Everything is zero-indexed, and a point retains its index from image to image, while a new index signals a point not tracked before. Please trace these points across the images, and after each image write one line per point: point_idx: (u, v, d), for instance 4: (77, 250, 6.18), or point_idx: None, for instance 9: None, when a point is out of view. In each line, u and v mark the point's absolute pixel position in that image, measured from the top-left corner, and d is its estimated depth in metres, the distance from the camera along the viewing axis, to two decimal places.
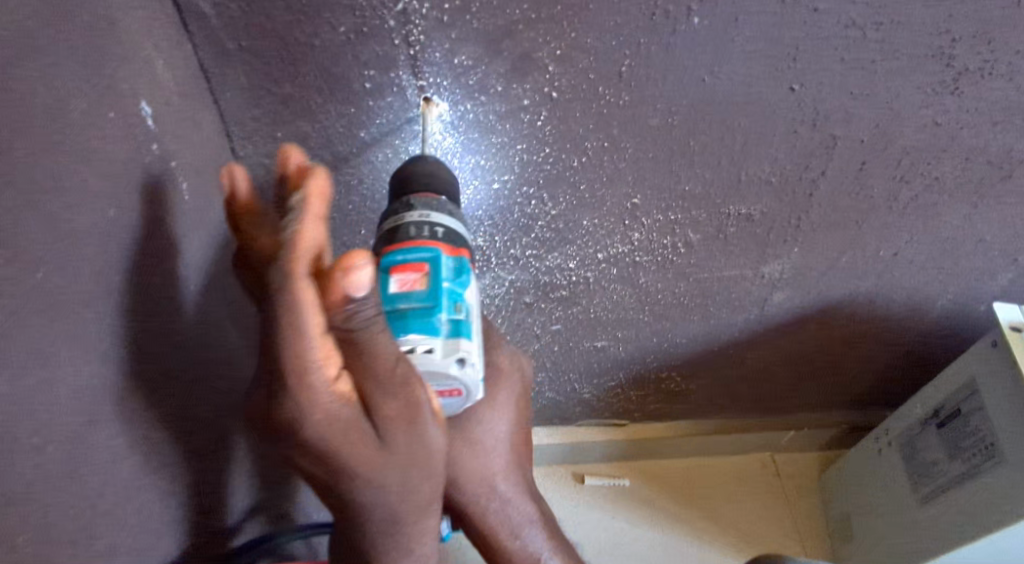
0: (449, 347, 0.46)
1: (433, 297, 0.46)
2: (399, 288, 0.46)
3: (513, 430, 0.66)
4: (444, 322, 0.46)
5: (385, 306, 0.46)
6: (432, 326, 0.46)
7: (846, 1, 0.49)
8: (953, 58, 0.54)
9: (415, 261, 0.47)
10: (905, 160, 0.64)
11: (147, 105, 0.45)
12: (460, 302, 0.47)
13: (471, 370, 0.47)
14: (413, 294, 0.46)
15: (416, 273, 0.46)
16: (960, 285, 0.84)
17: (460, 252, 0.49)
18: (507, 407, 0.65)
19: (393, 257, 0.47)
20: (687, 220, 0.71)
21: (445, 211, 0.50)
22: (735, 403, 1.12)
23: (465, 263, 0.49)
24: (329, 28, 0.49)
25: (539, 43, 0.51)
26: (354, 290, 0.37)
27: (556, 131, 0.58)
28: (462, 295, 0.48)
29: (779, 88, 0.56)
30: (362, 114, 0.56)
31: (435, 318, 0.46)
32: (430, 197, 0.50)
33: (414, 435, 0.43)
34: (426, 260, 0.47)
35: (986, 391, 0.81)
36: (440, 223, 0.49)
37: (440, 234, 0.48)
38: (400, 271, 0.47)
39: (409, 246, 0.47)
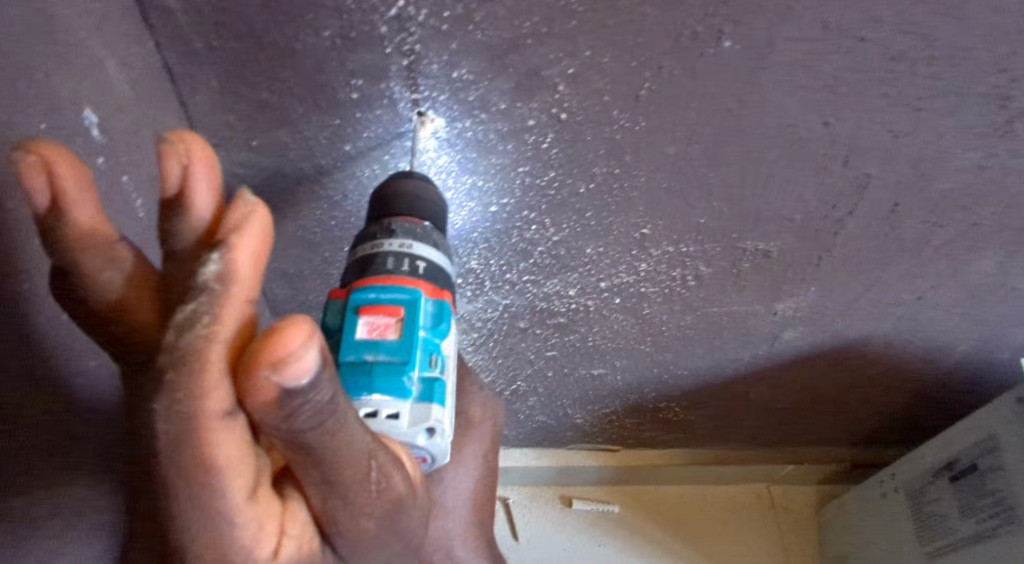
0: (418, 412, 0.38)
1: (404, 350, 0.39)
2: (366, 334, 0.39)
3: (479, 489, 0.58)
4: (414, 382, 0.38)
5: (347, 357, 0.39)
6: (399, 387, 0.38)
7: (898, 32, 0.43)
8: (1009, 99, 0.48)
9: (389, 302, 0.40)
10: (942, 203, 0.59)
11: (92, 112, 0.39)
12: (436, 355, 0.40)
13: (442, 440, 0.39)
14: (382, 343, 0.39)
15: (389, 318, 0.39)
16: (985, 332, 0.79)
17: (442, 294, 0.42)
18: (474, 463, 0.58)
19: (364, 295, 0.40)
20: (699, 253, 0.65)
21: (431, 241, 0.43)
22: (734, 435, 1.07)
23: (446, 307, 0.42)
24: (312, 32, 0.43)
25: (550, 60, 0.45)
26: (290, 381, 0.24)
27: (562, 155, 0.53)
28: (440, 346, 0.41)
29: (813, 121, 0.50)
30: (347, 126, 0.50)
31: (405, 377, 0.38)
32: (414, 223, 0.43)
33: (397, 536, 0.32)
34: (401, 303, 0.40)
35: (1009, 448, 0.75)
36: (421, 255, 0.42)
37: (421, 270, 0.41)
38: (370, 312, 0.39)
39: (384, 284, 0.40)
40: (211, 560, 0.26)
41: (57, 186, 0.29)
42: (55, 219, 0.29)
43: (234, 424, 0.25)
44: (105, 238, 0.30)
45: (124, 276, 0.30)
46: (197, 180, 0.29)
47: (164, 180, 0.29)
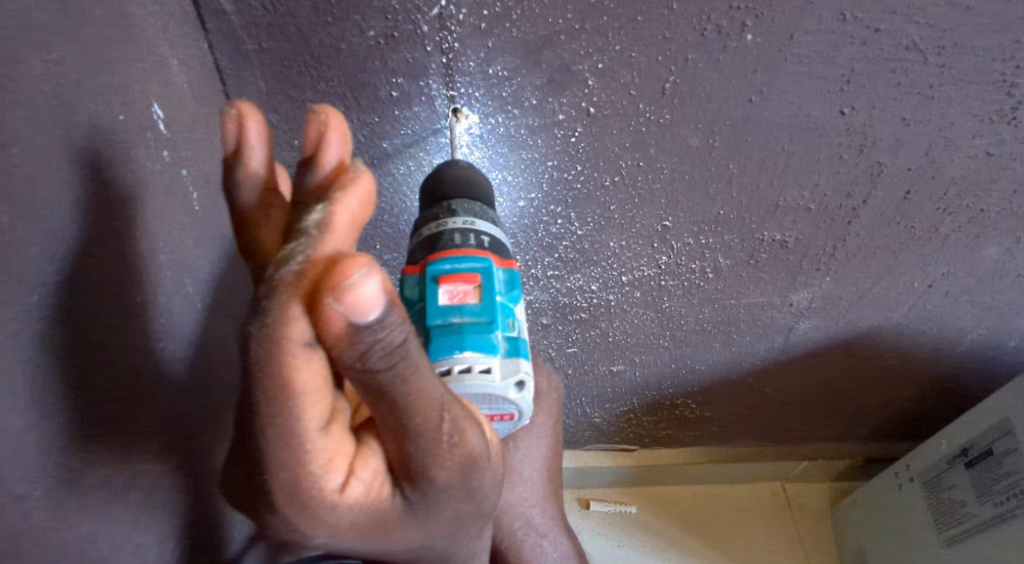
0: (507, 367, 0.41)
1: (487, 312, 0.42)
2: (449, 300, 0.42)
3: (550, 456, 0.63)
4: (501, 339, 0.42)
5: (434, 321, 0.41)
6: (489, 343, 0.41)
7: (909, 22, 0.46)
8: (1014, 86, 0.51)
9: (466, 270, 0.42)
10: (951, 190, 0.61)
11: (158, 107, 0.41)
12: (512, 317, 0.43)
13: (528, 395, 0.42)
14: (465, 307, 0.42)
15: (468, 285, 0.42)
16: (994, 319, 0.81)
17: (509, 263, 0.45)
18: (544, 431, 0.61)
19: (440, 265, 0.42)
20: (719, 245, 0.67)
21: (489, 219, 0.46)
22: (748, 431, 1.09)
23: (516, 275, 0.44)
24: (357, 32, 0.46)
25: (581, 55, 0.47)
26: (358, 317, 0.28)
27: (590, 148, 0.55)
28: (514, 311, 0.44)
29: (828, 111, 0.53)
30: (386, 124, 0.52)
31: (492, 334, 0.41)
32: (470, 203, 0.46)
33: (463, 490, 0.34)
34: (477, 271, 0.42)
35: (1023, 432, 0.76)
36: (485, 231, 0.45)
37: (487, 244, 0.44)
38: (449, 280, 0.42)
39: (458, 255, 0.42)
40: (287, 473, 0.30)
41: (242, 140, 0.39)
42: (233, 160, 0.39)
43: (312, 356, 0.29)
44: (257, 179, 0.40)
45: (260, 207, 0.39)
46: (331, 137, 0.38)
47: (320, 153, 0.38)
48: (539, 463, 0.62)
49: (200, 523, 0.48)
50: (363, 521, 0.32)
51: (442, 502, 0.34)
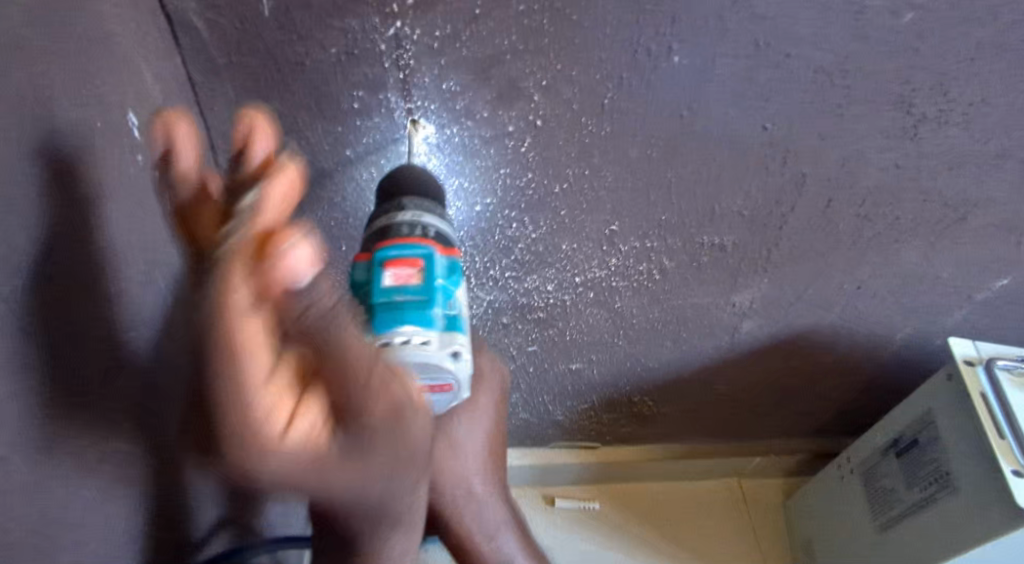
0: (444, 339, 0.45)
1: (427, 292, 0.45)
2: (393, 282, 0.45)
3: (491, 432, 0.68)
4: (439, 316, 0.45)
5: (377, 300, 0.45)
6: (428, 318, 0.45)
7: (815, 48, 0.51)
8: (913, 106, 0.57)
9: (410, 256, 0.46)
10: (869, 199, 0.67)
11: (134, 115, 0.46)
12: (452, 299, 0.47)
13: (463, 365, 0.46)
14: (408, 287, 0.45)
15: (410, 268, 0.45)
16: (920, 319, 0.87)
17: (452, 251, 0.49)
18: (487, 406, 0.67)
19: (387, 252, 0.46)
20: (663, 248, 0.72)
21: (436, 214, 0.50)
22: (702, 428, 1.14)
23: (456, 262, 0.49)
24: (321, 49, 0.50)
25: (525, 73, 0.52)
26: (297, 278, 0.32)
27: (539, 157, 0.60)
28: (454, 293, 0.47)
29: (752, 126, 0.58)
30: (348, 133, 0.57)
31: (431, 310, 0.45)
32: (422, 201, 0.50)
33: (406, 441, 0.35)
34: (420, 256, 0.46)
35: (944, 422, 0.83)
36: (431, 224, 0.49)
37: (432, 234, 0.48)
38: (394, 265, 0.45)
39: (403, 243, 0.46)
40: (241, 430, 0.31)
41: (173, 147, 0.42)
42: (168, 163, 0.41)
43: (256, 317, 0.31)
44: (190, 176, 0.41)
45: (193, 202, 0.41)
46: (258, 142, 0.43)
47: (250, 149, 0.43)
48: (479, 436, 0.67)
49: (162, 500, 0.52)
50: (320, 475, 0.33)
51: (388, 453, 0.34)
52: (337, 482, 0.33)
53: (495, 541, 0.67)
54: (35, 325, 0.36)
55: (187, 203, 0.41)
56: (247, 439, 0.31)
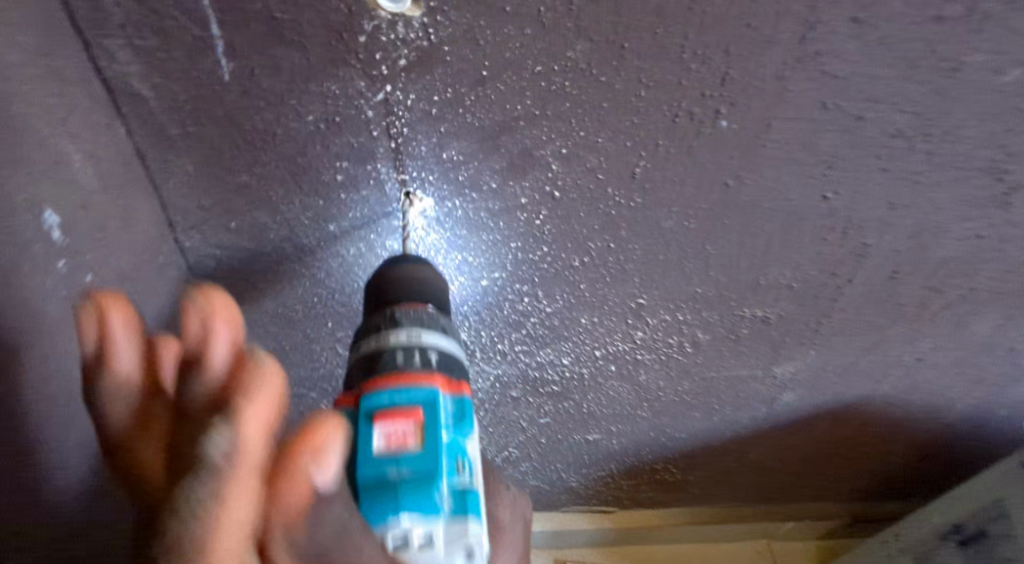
0: (453, 533, 0.36)
1: (431, 461, 0.37)
2: (388, 447, 0.37)
3: None
4: (446, 498, 0.36)
5: (369, 473, 0.36)
6: (432, 506, 0.36)
7: (895, 109, 0.42)
8: (1006, 173, 0.48)
9: (407, 404, 0.38)
10: (940, 271, 0.58)
11: (53, 212, 0.36)
12: (462, 459, 0.38)
13: (479, 556, 0.37)
14: (405, 453, 0.37)
15: (409, 425, 0.37)
16: (984, 391, 0.77)
17: (459, 388, 0.40)
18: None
19: (379, 399, 0.38)
20: (697, 321, 0.63)
21: (438, 331, 0.42)
22: (731, 494, 1.04)
23: (466, 402, 0.40)
24: (295, 117, 0.41)
25: (542, 140, 0.43)
26: (318, 484, 0.27)
27: (556, 230, 0.51)
28: (465, 448, 0.39)
29: (810, 195, 0.49)
30: (332, 206, 0.48)
31: (436, 493, 0.36)
32: (419, 310, 0.42)
33: None
34: (420, 405, 0.38)
35: (1017, 516, 0.72)
36: (433, 344, 0.41)
37: (434, 364, 0.40)
38: (388, 420, 0.37)
39: (400, 385, 0.38)
40: None
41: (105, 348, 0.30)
42: (99, 365, 0.30)
43: None
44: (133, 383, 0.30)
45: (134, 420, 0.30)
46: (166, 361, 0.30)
47: (195, 348, 0.29)
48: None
49: None
50: None
51: None
52: None
53: None
54: None
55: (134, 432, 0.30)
56: None
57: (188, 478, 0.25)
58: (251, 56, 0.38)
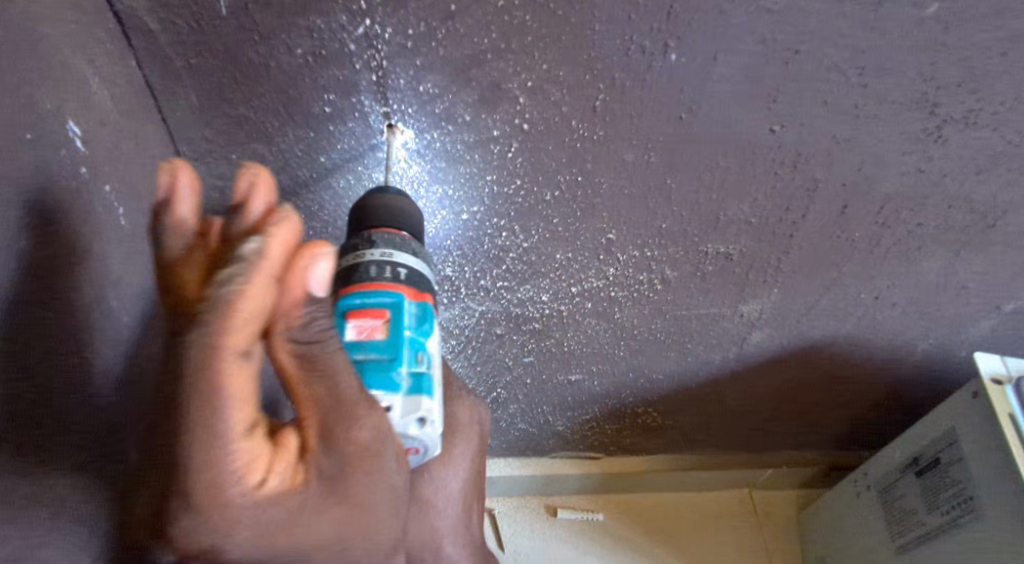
0: (409, 405, 0.42)
1: (392, 348, 0.43)
2: (357, 336, 0.43)
3: (469, 489, 0.62)
4: (404, 377, 0.42)
5: None
6: (391, 382, 0.42)
7: (828, 43, 0.47)
8: (937, 106, 0.52)
9: (375, 306, 0.43)
10: (888, 206, 0.62)
11: (75, 124, 0.42)
12: (422, 352, 0.44)
13: (432, 429, 0.43)
14: (372, 343, 0.43)
15: (376, 320, 0.43)
16: (942, 330, 0.82)
17: (423, 296, 0.45)
18: (465, 457, 0.61)
19: (350, 300, 0.44)
20: (664, 257, 0.68)
21: (410, 251, 0.46)
22: (711, 440, 1.09)
23: (428, 309, 0.45)
24: (285, 50, 0.46)
25: (509, 74, 0.48)
26: (310, 288, 0.38)
27: (527, 163, 0.56)
28: (425, 344, 0.44)
29: (759, 128, 0.53)
30: (322, 139, 0.53)
31: (394, 373, 0.42)
32: (392, 233, 0.46)
33: (375, 477, 0.39)
34: (386, 306, 0.43)
35: (966, 442, 0.79)
36: (403, 263, 0.45)
37: (402, 276, 0.45)
38: (357, 316, 0.43)
39: (368, 289, 0.43)
40: (210, 476, 0.34)
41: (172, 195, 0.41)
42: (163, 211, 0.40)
43: (246, 366, 0.34)
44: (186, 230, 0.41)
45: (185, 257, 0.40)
46: (258, 197, 0.42)
47: (247, 203, 0.42)
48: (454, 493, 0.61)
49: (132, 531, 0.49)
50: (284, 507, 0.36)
51: (356, 486, 0.38)
52: (313, 525, 0.37)
53: None
54: None
55: (179, 256, 0.40)
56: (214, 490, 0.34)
57: (229, 260, 0.36)
58: None
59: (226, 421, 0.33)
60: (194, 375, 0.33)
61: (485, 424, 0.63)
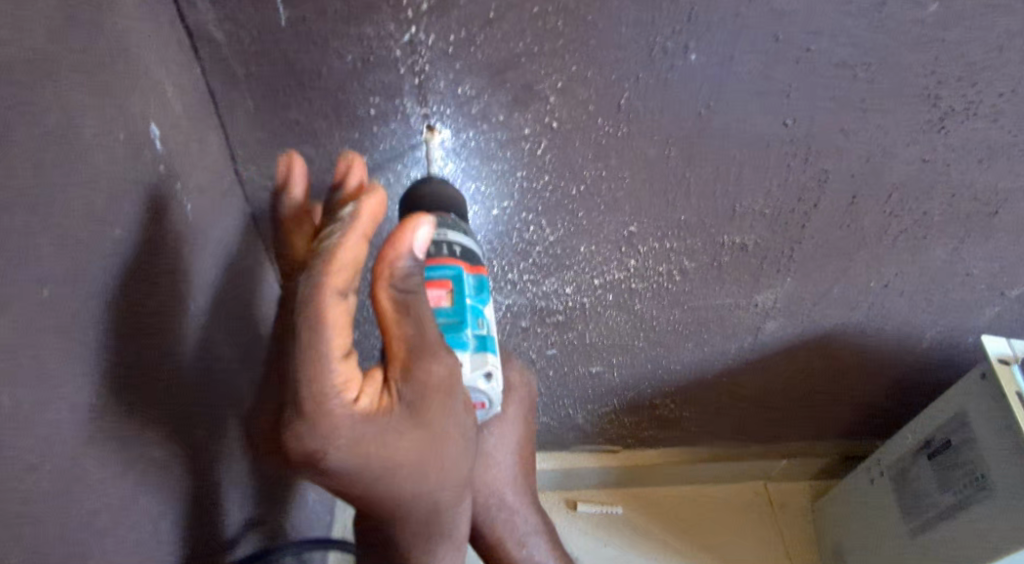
0: (476, 361, 0.48)
1: (458, 313, 0.48)
2: None
3: (523, 442, 0.71)
4: (470, 336, 0.48)
5: None
6: (461, 341, 0.48)
7: (835, 41, 0.51)
8: (939, 99, 0.56)
9: (437, 278, 0.48)
10: (894, 195, 0.66)
11: (156, 127, 0.46)
12: (482, 317, 0.50)
13: (496, 384, 0.49)
14: (440, 309, 0.48)
15: (440, 290, 0.48)
16: (949, 317, 0.85)
17: (478, 269, 0.50)
18: (515, 417, 0.70)
19: None
20: (682, 249, 0.72)
21: (460, 229, 0.51)
22: (727, 431, 1.12)
23: (484, 280, 0.51)
24: (337, 57, 0.50)
25: (541, 75, 0.52)
26: (413, 249, 0.41)
27: (555, 159, 0.60)
28: (483, 310, 0.50)
29: (773, 123, 0.57)
30: (366, 139, 0.57)
31: (462, 333, 0.48)
32: (442, 216, 0.51)
33: (451, 413, 0.44)
34: (448, 277, 0.48)
35: (977, 423, 0.83)
36: (457, 240, 0.49)
37: (458, 252, 0.49)
38: (424, 287, 0.48)
39: (430, 264, 0.48)
40: (313, 391, 0.39)
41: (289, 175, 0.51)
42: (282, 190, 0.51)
43: (341, 304, 0.40)
44: (298, 203, 0.52)
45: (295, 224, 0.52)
46: (354, 173, 0.51)
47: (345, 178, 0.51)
48: (510, 447, 0.71)
49: (197, 503, 0.53)
50: (374, 431, 0.41)
51: (436, 421, 0.43)
52: (398, 451, 0.42)
53: (527, 550, 0.70)
54: (58, 333, 0.37)
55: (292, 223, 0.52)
56: (317, 407, 0.40)
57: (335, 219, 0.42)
58: (304, 4, 0.47)
59: (327, 346, 0.39)
60: (303, 306, 0.39)
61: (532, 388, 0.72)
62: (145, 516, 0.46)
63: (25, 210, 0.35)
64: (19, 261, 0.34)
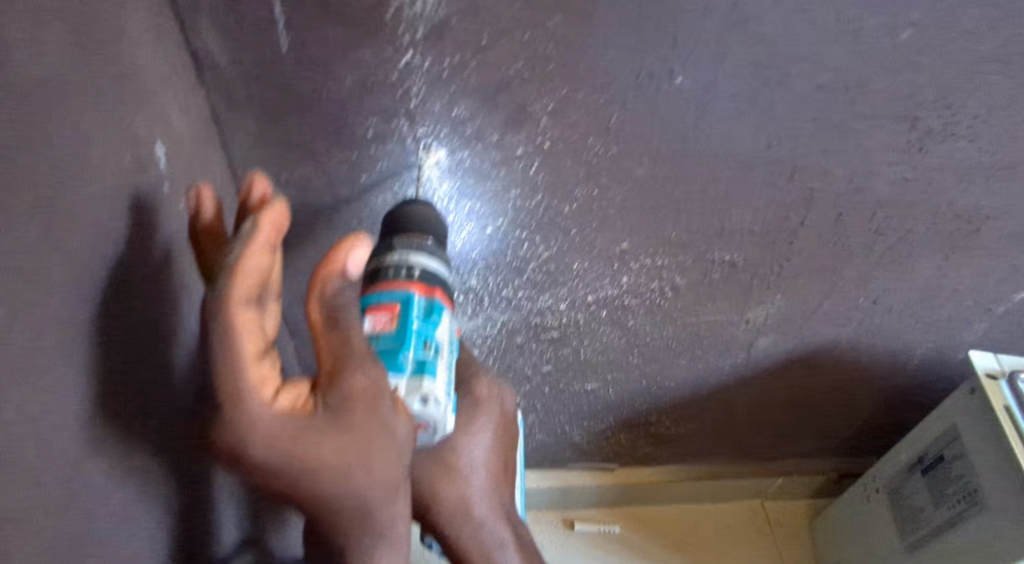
0: (412, 385, 0.48)
1: (400, 337, 0.49)
2: (370, 328, 0.49)
3: (496, 451, 0.67)
4: (410, 361, 0.48)
5: None
6: (396, 364, 0.48)
7: (816, 65, 0.53)
8: (918, 119, 0.58)
9: (386, 301, 0.50)
10: (878, 214, 0.68)
11: (162, 148, 0.48)
12: (430, 341, 0.50)
13: (434, 407, 0.49)
14: (383, 333, 0.49)
15: (386, 314, 0.49)
16: (940, 333, 0.87)
17: (434, 293, 0.51)
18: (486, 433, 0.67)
19: (369, 298, 0.50)
20: (674, 265, 0.73)
21: (426, 253, 0.53)
22: (722, 449, 1.13)
23: (438, 304, 0.51)
24: (336, 81, 0.52)
25: (533, 98, 0.54)
26: (347, 269, 0.42)
27: (548, 179, 0.61)
28: (434, 334, 0.50)
29: (758, 143, 0.59)
30: (364, 160, 0.59)
31: (400, 357, 0.48)
32: (414, 239, 0.54)
33: (378, 416, 0.42)
34: (397, 301, 0.50)
35: (968, 438, 0.84)
36: (419, 264, 0.52)
37: (415, 275, 0.51)
38: (373, 311, 0.50)
39: (382, 288, 0.50)
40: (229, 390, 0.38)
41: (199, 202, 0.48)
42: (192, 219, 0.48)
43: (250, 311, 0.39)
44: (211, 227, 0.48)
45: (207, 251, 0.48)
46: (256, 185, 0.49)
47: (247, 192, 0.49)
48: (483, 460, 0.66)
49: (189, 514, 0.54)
50: (294, 427, 0.39)
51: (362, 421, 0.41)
52: (322, 451, 0.39)
53: None
54: (67, 345, 0.39)
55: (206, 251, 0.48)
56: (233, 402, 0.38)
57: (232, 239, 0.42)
58: (305, 32, 0.49)
59: (241, 347, 0.38)
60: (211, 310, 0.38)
61: (507, 402, 0.69)
62: (138, 524, 0.48)
63: (37, 227, 0.36)
64: (34, 276, 0.36)
